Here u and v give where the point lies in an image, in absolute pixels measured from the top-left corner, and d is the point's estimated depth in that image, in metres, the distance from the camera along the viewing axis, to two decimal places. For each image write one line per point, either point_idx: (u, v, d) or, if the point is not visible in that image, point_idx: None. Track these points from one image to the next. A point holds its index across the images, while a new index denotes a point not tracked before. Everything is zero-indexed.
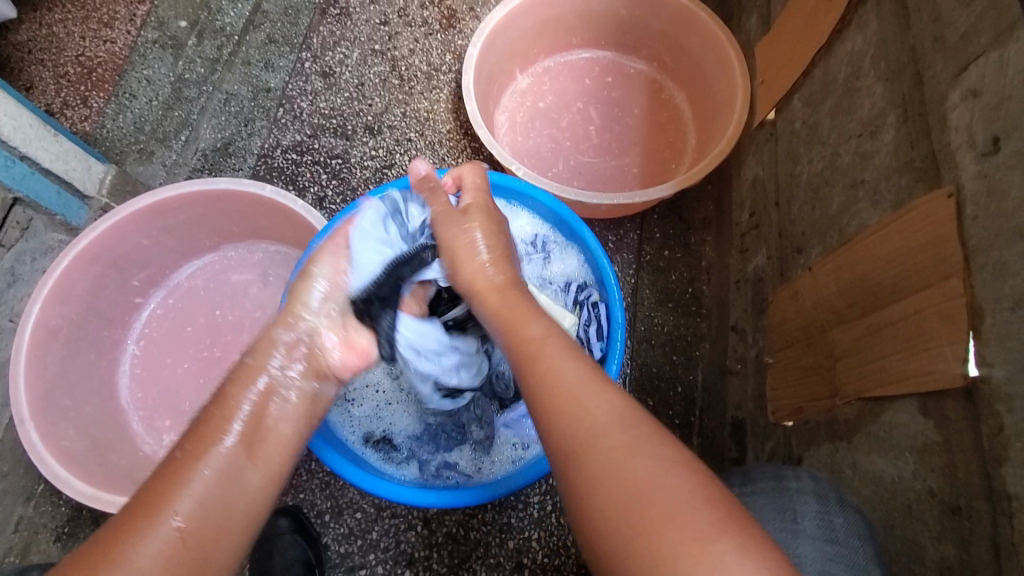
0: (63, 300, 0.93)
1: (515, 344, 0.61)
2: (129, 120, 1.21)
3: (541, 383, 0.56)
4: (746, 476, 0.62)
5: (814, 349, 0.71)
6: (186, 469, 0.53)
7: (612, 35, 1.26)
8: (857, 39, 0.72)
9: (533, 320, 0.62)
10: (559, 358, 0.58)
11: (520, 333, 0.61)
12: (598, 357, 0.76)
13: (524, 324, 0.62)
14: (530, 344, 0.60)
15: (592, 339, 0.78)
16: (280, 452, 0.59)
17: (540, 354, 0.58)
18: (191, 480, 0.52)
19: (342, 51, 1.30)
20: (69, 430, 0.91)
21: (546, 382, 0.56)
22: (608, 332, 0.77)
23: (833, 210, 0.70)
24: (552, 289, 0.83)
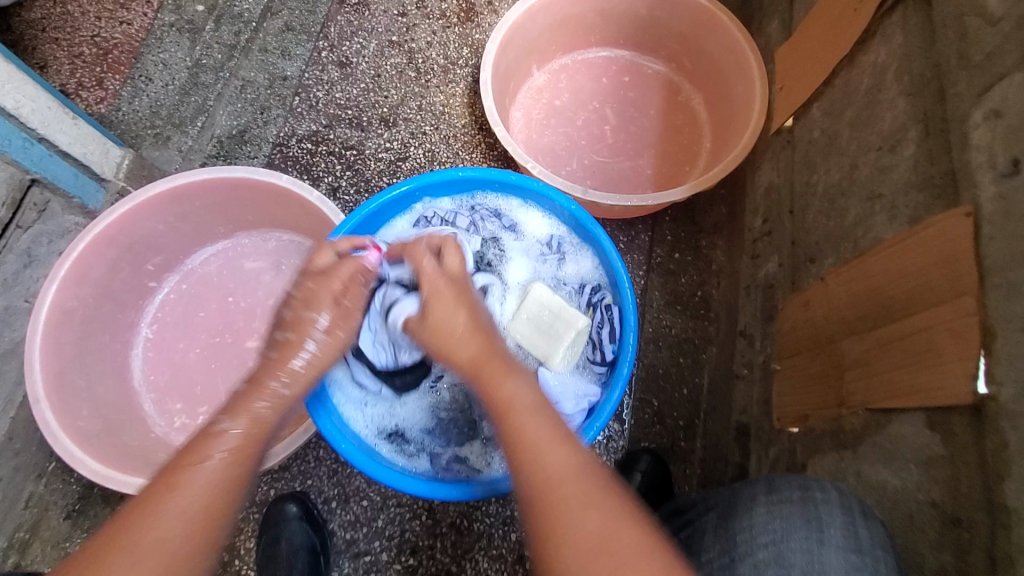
0: (78, 281, 0.94)
1: (488, 399, 0.60)
2: (145, 103, 1.21)
3: (520, 440, 0.57)
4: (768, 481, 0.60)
5: (822, 358, 0.71)
6: (147, 508, 0.57)
7: (631, 35, 1.25)
8: (881, 51, 0.72)
9: (494, 366, 0.61)
10: (546, 434, 0.57)
11: (494, 389, 0.60)
12: (609, 357, 0.79)
13: (500, 380, 0.60)
14: (508, 405, 0.59)
15: (604, 339, 0.80)
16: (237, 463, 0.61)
17: (518, 411, 0.59)
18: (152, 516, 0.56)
19: (359, 42, 1.30)
20: (82, 410, 0.92)
21: (532, 467, 0.56)
22: (619, 334, 0.79)
23: (848, 222, 0.71)
24: (567, 290, 0.86)
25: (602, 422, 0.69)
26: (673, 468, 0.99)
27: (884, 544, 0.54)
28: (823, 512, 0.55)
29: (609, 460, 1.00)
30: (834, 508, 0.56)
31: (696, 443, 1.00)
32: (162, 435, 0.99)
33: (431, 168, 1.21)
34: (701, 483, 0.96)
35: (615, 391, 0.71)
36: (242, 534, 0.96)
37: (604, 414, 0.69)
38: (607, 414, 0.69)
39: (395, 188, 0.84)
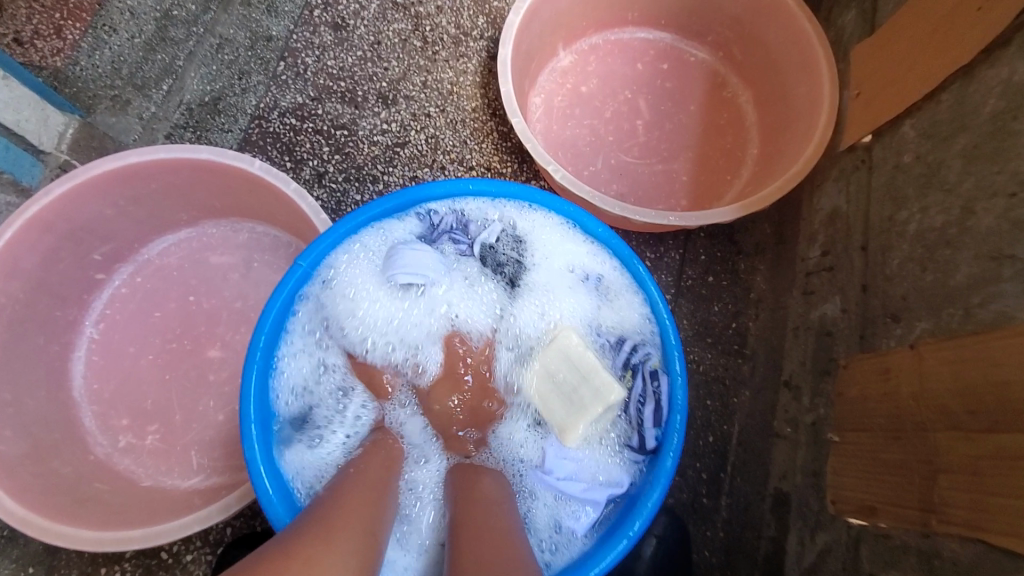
0: (6, 275, 0.79)
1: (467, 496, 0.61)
2: (106, 58, 1.00)
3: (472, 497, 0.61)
4: None
5: (902, 446, 0.58)
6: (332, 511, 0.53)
7: (674, 14, 1.08)
8: (1020, 65, 0.56)
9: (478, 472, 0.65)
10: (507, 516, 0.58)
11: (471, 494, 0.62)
12: (651, 445, 0.66)
13: (477, 478, 0.65)
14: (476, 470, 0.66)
15: (645, 422, 0.68)
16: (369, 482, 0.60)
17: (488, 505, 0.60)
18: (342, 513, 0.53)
19: (357, 1, 1.11)
20: (5, 430, 0.77)
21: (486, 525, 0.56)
22: (666, 416, 0.66)
23: (957, 283, 0.56)
24: (601, 343, 0.72)
25: (639, 531, 0.61)
26: (691, 528, 0.86)
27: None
28: None
29: None
30: None
31: (720, 500, 0.87)
32: (104, 457, 0.85)
33: (434, 157, 1.04)
34: (725, 548, 0.85)
35: (654, 492, 0.62)
36: None
37: (640, 520, 0.61)
38: (644, 520, 0.61)
39: (382, 201, 0.70)
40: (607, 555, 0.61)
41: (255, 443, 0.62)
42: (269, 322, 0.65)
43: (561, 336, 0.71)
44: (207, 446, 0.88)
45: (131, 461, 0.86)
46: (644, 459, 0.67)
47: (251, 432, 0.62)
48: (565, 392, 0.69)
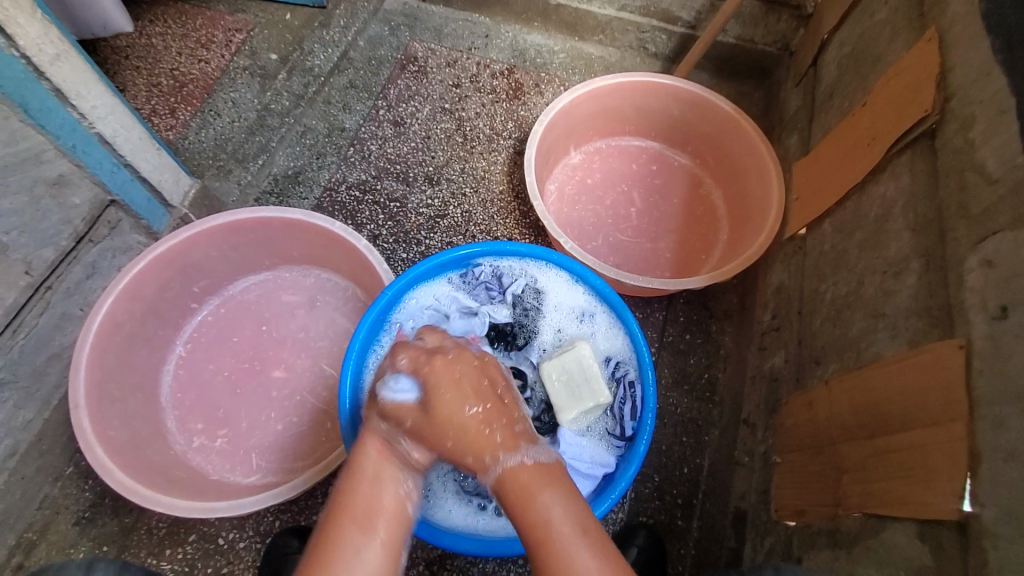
0: (132, 296, 1.00)
1: (523, 523, 0.60)
2: (211, 136, 1.31)
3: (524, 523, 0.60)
4: None
5: (821, 457, 0.77)
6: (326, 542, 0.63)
7: (662, 129, 1.37)
8: (890, 186, 0.81)
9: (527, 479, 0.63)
10: (572, 539, 0.57)
11: (527, 515, 0.60)
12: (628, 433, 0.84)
13: (531, 500, 0.61)
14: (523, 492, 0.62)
15: (625, 415, 0.86)
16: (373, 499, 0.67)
17: (550, 535, 0.58)
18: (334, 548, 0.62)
19: (414, 105, 1.42)
20: (114, 420, 0.96)
21: (541, 543, 0.58)
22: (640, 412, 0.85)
23: (854, 332, 0.78)
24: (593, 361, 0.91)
25: (618, 496, 0.77)
26: (668, 546, 1.01)
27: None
28: None
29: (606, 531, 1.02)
30: None
31: (693, 523, 1.03)
32: (181, 454, 1.03)
33: (467, 228, 1.29)
34: (695, 564, 0.99)
35: (630, 467, 0.79)
36: (243, 563, 0.98)
37: (620, 488, 0.77)
38: (619, 490, 0.78)
39: (466, 248, 0.93)
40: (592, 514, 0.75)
41: (348, 419, 0.81)
42: (362, 332, 0.86)
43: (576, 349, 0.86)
44: (266, 450, 1.05)
45: (202, 458, 1.03)
46: (624, 446, 0.85)
47: (345, 408, 0.82)
48: (573, 388, 0.85)
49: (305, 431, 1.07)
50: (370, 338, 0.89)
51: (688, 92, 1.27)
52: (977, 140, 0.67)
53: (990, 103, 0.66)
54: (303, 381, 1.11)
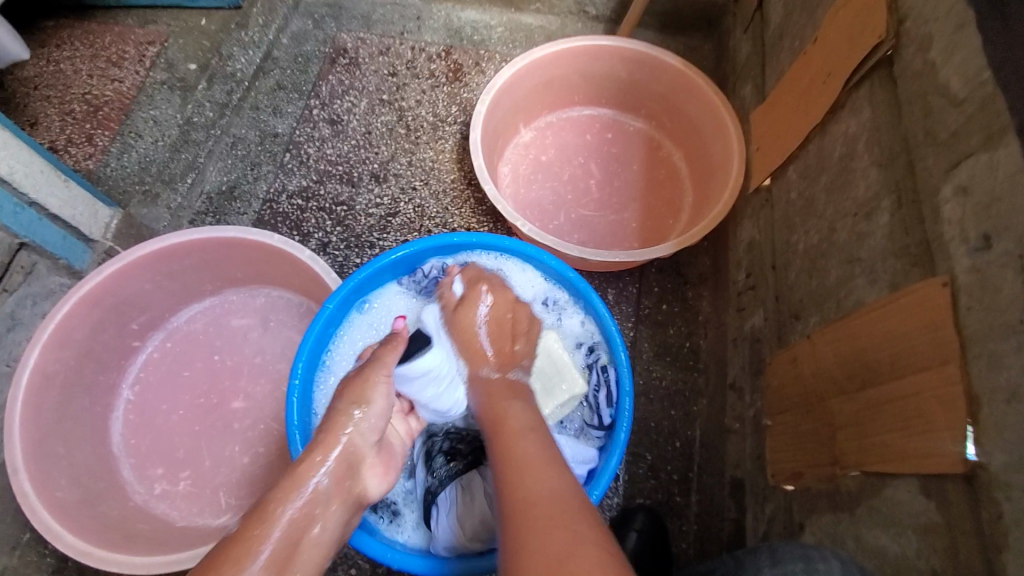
0: (62, 344, 0.91)
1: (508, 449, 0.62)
2: (133, 160, 1.21)
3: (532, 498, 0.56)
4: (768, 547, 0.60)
5: (813, 417, 0.72)
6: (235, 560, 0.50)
7: (613, 94, 1.31)
8: (851, 122, 0.77)
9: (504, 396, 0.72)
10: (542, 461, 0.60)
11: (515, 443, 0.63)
12: (607, 421, 0.80)
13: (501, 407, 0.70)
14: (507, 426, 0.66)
15: (601, 404, 0.82)
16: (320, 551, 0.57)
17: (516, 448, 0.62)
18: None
19: (349, 100, 1.34)
20: (61, 480, 0.88)
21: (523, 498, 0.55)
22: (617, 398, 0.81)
23: (831, 281, 0.74)
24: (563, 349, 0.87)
25: (602, 491, 0.72)
26: (669, 524, 0.97)
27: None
28: None
29: (604, 517, 0.98)
30: None
31: (691, 497, 0.98)
32: (142, 504, 0.95)
33: (421, 223, 1.22)
34: (698, 539, 0.95)
35: (613, 458, 0.74)
36: None
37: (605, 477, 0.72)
38: (605, 483, 0.72)
39: (397, 251, 0.85)
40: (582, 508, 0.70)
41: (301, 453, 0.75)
42: (306, 352, 0.79)
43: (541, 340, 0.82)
44: (234, 487, 0.97)
45: (166, 505, 0.95)
46: (604, 436, 0.80)
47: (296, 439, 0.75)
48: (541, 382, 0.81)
49: (274, 460, 0.99)
50: (313, 358, 0.82)
51: (633, 51, 1.21)
52: (938, 61, 0.62)
53: (946, 19, 0.62)
54: (265, 409, 1.03)
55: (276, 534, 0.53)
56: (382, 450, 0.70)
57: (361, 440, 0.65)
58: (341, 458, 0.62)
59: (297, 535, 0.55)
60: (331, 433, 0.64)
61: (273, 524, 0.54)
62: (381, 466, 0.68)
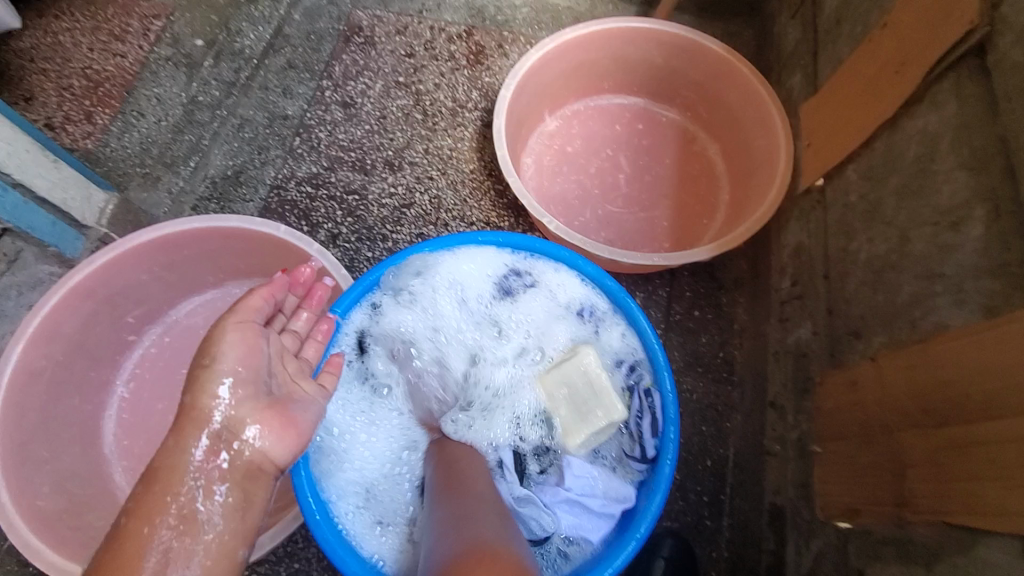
0: (49, 339, 0.85)
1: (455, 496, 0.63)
2: (135, 140, 1.15)
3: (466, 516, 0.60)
4: None
5: (875, 449, 0.64)
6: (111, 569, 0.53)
7: (646, 82, 1.22)
8: (931, 118, 0.68)
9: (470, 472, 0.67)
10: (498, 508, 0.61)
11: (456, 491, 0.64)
12: (650, 454, 0.72)
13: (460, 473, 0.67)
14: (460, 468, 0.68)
15: (644, 433, 0.74)
16: (225, 538, 0.58)
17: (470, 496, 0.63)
18: None
19: (364, 82, 1.26)
20: (44, 486, 0.81)
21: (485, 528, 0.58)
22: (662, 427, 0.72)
23: (903, 298, 0.66)
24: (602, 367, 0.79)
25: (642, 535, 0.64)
26: (698, 551, 0.90)
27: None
28: None
29: None
30: None
31: (722, 522, 0.91)
32: None
33: (437, 215, 1.14)
34: (730, 568, 0.88)
35: (656, 497, 0.66)
36: None
37: (641, 528, 0.65)
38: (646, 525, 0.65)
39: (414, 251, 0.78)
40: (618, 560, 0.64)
41: (304, 481, 0.67)
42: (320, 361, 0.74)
43: (576, 357, 0.76)
44: None
45: None
46: (647, 471, 0.72)
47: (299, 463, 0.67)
48: (576, 405, 0.75)
49: None
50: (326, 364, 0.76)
51: (671, 35, 1.12)
52: None
53: None
54: None
55: (152, 547, 0.54)
56: (283, 399, 0.66)
57: (234, 405, 0.63)
58: (212, 435, 0.61)
59: (175, 548, 0.55)
60: (195, 415, 0.61)
61: (147, 534, 0.55)
62: (277, 419, 0.64)
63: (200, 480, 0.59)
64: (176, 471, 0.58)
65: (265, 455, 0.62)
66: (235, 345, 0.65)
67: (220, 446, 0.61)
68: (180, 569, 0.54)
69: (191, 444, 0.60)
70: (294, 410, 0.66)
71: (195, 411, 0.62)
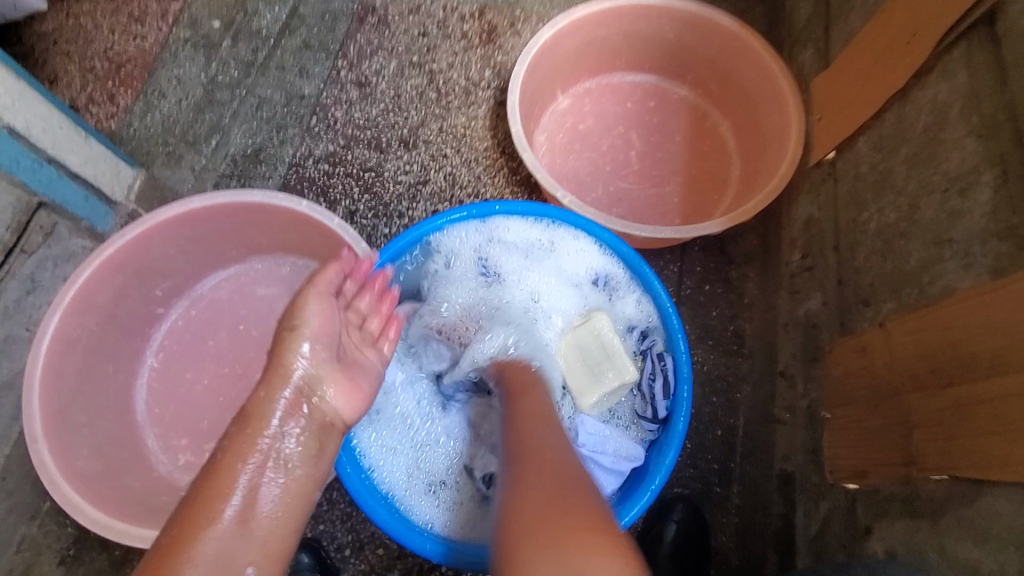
0: (84, 309, 0.88)
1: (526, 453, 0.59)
2: (157, 120, 1.18)
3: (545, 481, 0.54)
4: None
5: (883, 411, 0.66)
6: (207, 499, 0.56)
7: (658, 59, 1.22)
8: (942, 87, 0.69)
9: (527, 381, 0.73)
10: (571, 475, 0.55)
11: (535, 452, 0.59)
12: (662, 414, 0.75)
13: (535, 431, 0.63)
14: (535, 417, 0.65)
15: (657, 395, 0.77)
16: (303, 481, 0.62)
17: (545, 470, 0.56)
18: (211, 523, 0.55)
19: (378, 62, 1.27)
20: (82, 449, 0.86)
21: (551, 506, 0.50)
22: (674, 389, 0.75)
23: (912, 265, 0.67)
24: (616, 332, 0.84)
25: (656, 488, 0.68)
26: (707, 516, 0.92)
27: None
28: None
29: None
30: None
31: (732, 489, 0.94)
32: (166, 474, 0.93)
33: (452, 192, 1.17)
34: (738, 532, 0.91)
35: (669, 452, 0.70)
36: None
37: (654, 483, 0.68)
38: (659, 478, 0.69)
39: (439, 219, 0.79)
40: (629, 511, 0.67)
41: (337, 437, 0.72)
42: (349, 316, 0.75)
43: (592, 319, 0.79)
44: None
45: (190, 477, 0.93)
46: (659, 430, 0.76)
47: None
48: (591, 364, 0.78)
49: None
50: None
51: (684, 11, 1.12)
52: None
53: None
54: None
55: (241, 482, 0.58)
56: (352, 364, 0.72)
57: (312, 366, 0.67)
58: (294, 390, 0.65)
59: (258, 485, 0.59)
60: (278, 371, 0.66)
61: (237, 469, 0.59)
62: (347, 379, 0.70)
63: (281, 430, 0.63)
64: (262, 417, 0.63)
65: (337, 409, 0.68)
66: (316, 314, 0.69)
67: (298, 397, 0.65)
68: (264, 501, 0.58)
69: (274, 397, 0.64)
70: (360, 373, 0.72)
71: (278, 367, 0.66)
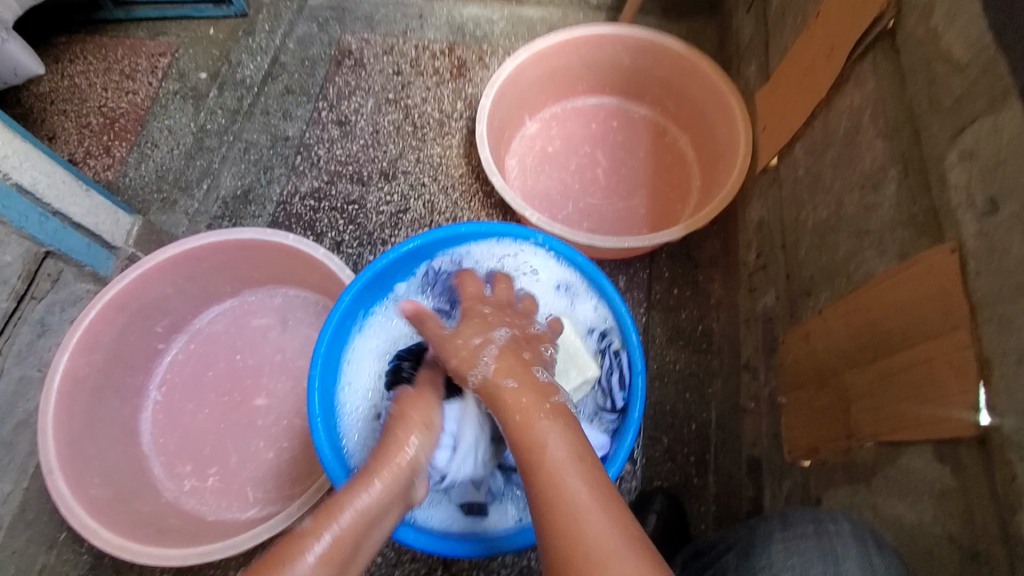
0: (90, 348, 0.95)
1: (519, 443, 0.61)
2: (151, 168, 1.26)
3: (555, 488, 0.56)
4: (784, 516, 0.60)
5: (827, 390, 0.72)
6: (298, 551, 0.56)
7: (617, 82, 1.31)
8: (856, 95, 0.76)
9: (528, 405, 0.63)
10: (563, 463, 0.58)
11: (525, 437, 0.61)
12: (621, 404, 0.82)
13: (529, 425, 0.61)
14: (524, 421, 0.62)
15: (614, 387, 0.83)
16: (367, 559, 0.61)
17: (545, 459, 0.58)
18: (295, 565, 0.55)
19: (357, 101, 1.36)
20: (94, 478, 0.91)
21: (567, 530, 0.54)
22: (629, 381, 0.82)
23: (841, 255, 0.74)
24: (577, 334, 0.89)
25: (617, 470, 0.74)
26: (687, 506, 0.97)
27: (895, 570, 0.53)
28: (842, 543, 0.55)
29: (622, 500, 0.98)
30: (858, 542, 0.55)
31: (709, 479, 0.99)
32: (173, 500, 0.98)
33: (431, 218, 1.24)
34: (717, 520, 0.96)
35: (628, 437, 0.76)
36: None
37: (610, 472, 0.74)
38: (619, 463, 0.74)
39: (407, 244, 0.86)
40: None
41: (321, 435, 0.76)
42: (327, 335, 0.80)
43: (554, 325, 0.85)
44: (260, 481, 1.00)
45: (196, 501, 0.98)
46: (618, 419, 0.81)
47: (316, 424, 0.76)
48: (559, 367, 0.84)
49: (298, 455, 1.02)
50: (335, 344, 0.83)
51: (635, 37, 1.21)
52: (938, 29, 0.62)
53: None
54: (288, 405, 1.05)
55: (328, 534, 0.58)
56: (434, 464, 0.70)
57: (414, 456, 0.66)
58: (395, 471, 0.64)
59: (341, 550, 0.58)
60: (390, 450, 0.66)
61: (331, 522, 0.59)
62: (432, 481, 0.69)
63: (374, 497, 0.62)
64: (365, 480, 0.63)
65: (414, 499, 0.67)
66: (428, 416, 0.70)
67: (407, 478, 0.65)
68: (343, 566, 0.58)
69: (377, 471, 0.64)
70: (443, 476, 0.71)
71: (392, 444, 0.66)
